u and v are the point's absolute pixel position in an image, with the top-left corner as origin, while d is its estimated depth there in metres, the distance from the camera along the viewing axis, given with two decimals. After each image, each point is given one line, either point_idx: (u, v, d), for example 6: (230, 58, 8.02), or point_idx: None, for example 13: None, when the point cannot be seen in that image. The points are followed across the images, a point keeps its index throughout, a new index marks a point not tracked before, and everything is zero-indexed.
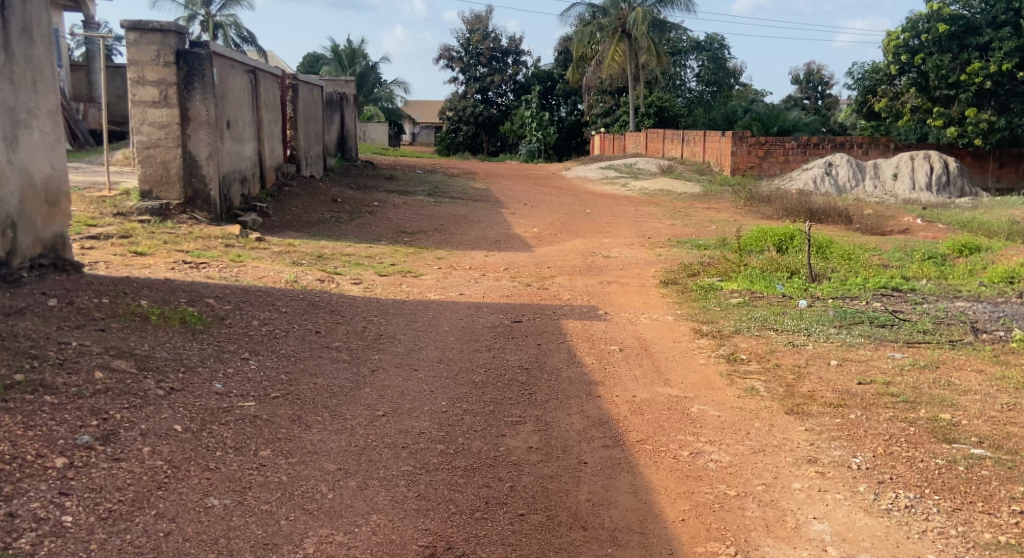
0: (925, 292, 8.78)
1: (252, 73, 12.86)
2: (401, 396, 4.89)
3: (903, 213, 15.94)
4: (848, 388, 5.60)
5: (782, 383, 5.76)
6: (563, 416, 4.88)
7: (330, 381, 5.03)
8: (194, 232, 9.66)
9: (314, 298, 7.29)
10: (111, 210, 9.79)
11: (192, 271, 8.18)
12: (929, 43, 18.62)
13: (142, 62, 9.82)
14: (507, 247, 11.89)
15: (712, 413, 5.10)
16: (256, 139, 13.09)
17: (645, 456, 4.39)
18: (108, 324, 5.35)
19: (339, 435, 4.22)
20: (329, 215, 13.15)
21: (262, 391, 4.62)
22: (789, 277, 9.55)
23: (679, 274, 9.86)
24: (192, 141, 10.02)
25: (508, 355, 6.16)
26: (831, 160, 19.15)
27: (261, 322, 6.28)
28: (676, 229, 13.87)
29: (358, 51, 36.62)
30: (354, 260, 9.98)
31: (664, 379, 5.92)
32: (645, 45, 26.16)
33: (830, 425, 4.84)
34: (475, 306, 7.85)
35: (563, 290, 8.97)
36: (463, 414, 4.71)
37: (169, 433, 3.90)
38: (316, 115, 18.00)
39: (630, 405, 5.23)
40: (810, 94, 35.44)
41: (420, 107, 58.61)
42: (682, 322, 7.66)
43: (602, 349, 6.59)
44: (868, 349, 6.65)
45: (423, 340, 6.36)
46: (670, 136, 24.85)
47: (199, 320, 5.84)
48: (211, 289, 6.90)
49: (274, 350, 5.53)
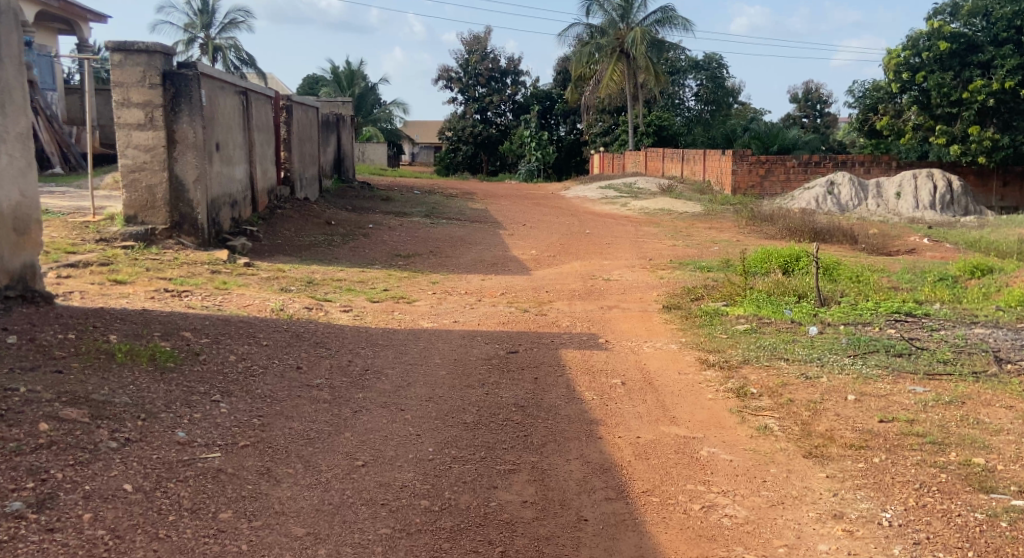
0: (940, 317, 8.37)
1: (243, 94, 12.52)
2: (384, 442, 4.47)
3: (909, 233, 15.55)
4: (868, 426, 5.18)
5: (797, 421, 5.35)
6: (562, 463, 4.46)
7: (308, 425, 4.61)
8: (179, 259, 9.26)
9: (298, 329, 6.87)
10: (93, 235, 9.40)
11: (172, 300, 7.78)
12: (930, 61, 18.31)
13: (127, 84, 9.47)
14: (505, 270, 11.49)
15: (724, 457, 4.70)
16: (247, 161, 12.72)
17: (652, 511, 3.97)
18: (67, 366, 4.94)
19: (310, 492, 3.80)
20: (322, 239, 12.77)
21: (230, 439, 4.20)
22: (798, 301, 9.13)
23: (683, 298, 9.46)
24: (178, 164, 9.65)
25: (502, 391, 5.73)
26: (834, 178, 18.78)
27: (238, 357, 5.85)
28: (677, 250, 13.48)
29: (357, 72, 36.39)
30: (345, 285, 9.59)
31: (671, 417, 5.50)
32: (644, 64, 25.89)
33: (853, 470, 4.43)
34: (469, 334, 7.44)
35: (562, 316, 8.55)
36: (451, 461, 4.29)
37: (116, 495, 3.48)
38: (311, 138, 17.64)
39: (634, 448, 4.81)
40: (808, 113, 35.21)
41: (419, 127, 58.40)
42: (688, 351, 7.25)
43: (603, 383, 6.17)
44: (886, 382, 6.23)
45: (412, 375, 5.94)
46: (669, 155, 24.50)
47: (171, 357, 5.44)
48: (189, 320, 6.48)
49: (248, 390, 5.11)
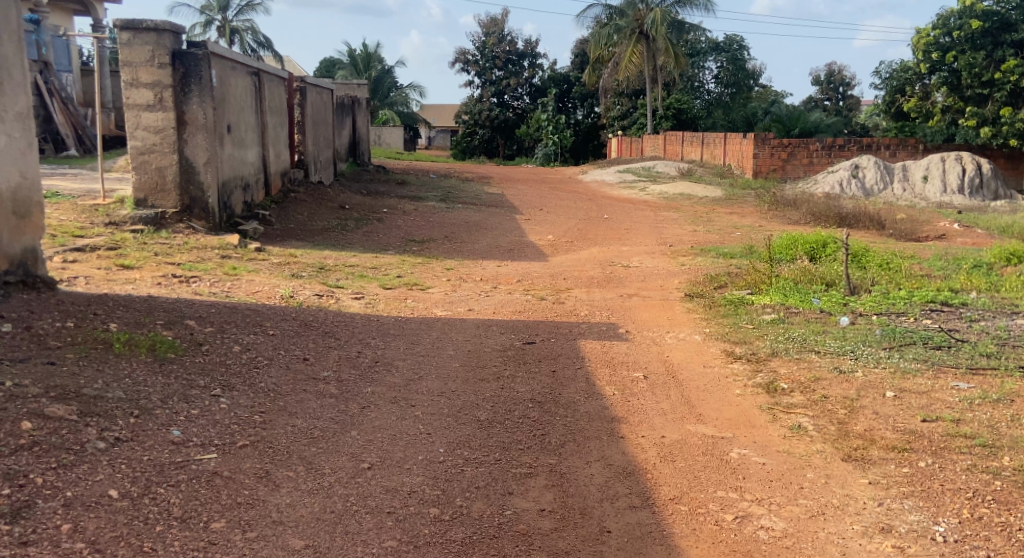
0: (978, 307, 8.02)
1: (256, 75, 12.22)
2: (392, 441, 4.21)
3: (938, 217, 15.13)
4: (910, 426, 4.99)
5: (832, 420, 5.14)
6: (582, 466, 4.19)
7: (313, 423, 4.34)
8: (190, 243, 9.02)
9: (307, 317, 6.60)
10: (103, 219, 9.16)
11: (179, 286, 7.53)
12: (962, 40, 17.82)
13: (135, 63, 9.18)
14: (521, 256, 11.21)
15: (756, 461, 4.48)
16: (259, 143, 12.44)
17: (681, 521, 3.72)
18: (61, 356, 4.67)
19: (310, 498, 3.53)
20: (335, 223, 12.50)
21: (228, 439, 3.93)
22: (826, 289, 8.78)
23: (706, 285, 9.14)
24: (188, 146, 9.38)
25: (519, 385, 5.45)
26: (858, 162, 18.35)
27: (243, 348, 5.58)
28: (698, 235, 13.14)
29: (373, 55, 36.05)
30: (358, 271, 9.34)
31: (697, 414, 5.23)
32: (663, 46, 25.45)
33: (897, 477, 4.23)
34: (484, 324, 7.15)
35: (580, 305, 8.24)
36: (464, 464, 4.02)
37: (100, 502, 3.23)
38: (326, 120, 17.36)
39: (659, 450, 4.57)
40: (830, 96, 34.64)
41: (434, 111, 58.01)
42: (713, 342, 6.94)
43: (624, 377, 5.88)
44: (926, 377, 5.97)
45: (424, 368, 5.67)
46: (689, 139, 24.08)
47: (172, 347, 5.16)
48: (194, 307, 6.22)
49: (251, 384, 4.83)
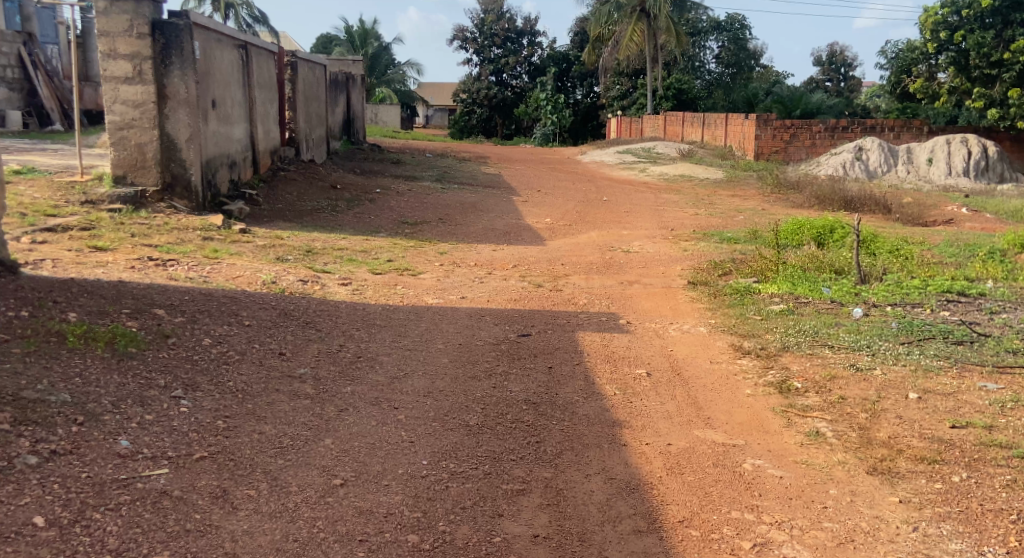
0: (998, 297, 7.60)
1: (243, 48, 11.69)
2: (370, 451, 3.81)
3: (946, 202, 14.68)
4: (938, 434, 4.62)
5: (853, 425, 4.75)
6: (580, 480, 3.83)
7: (283, 430, 3.91)
8: (170, 223, 8.54)
9: (287, 306, 6.13)
10: (79, 197, 8.61)
11: (155, 270, 7.04)
12: (971, 19, 17.36)
13: (113, 34, 8.66)
14: (518, 239, 10.77)
15: (773, 473, 4.07)
16: (247, 120, 11.96)
17: (692, 549, 3.43)
18: (4, 351, 4.15)
19: (272, 523, 3.19)
20: (325, 203, 12.03)
21: (184, 450, 3.49)
22: (836, 278, 8.34)
23: (710, 273, 8.70)
24: (170, 122, 8.90)
25: (512, 384, 5.04)
26: (862, 143, 17.86)
27: (215, 341, 5.12)
28: (700, 218, 12.71)
29: (370, 32, 35.40)
30: (347, 255, 8.90)
31: (705, 418, 4.80)
32: (665, 25, 24.89)
33: (930, 494, 3.88)
34: (476, 314, 6.71)
35: (579, 293, 7.80)
36: (448, 479, 3.65)
37: (21, 532, 2.90)
38: (319, 97, 16.87)
39: (665, 460, 4.16)
40: (832, 76, 34.13)
41: (433, 90, 57.38)
42: (719, 336, 6.51)
43: (626, 374, 5.45)
44: (951, 377, 5.58)
45: (410, 364, 5.24)
46: (689, 119, 23.54)
47: (133, 340, 4.62)
48: (167, 294, 5.73)
49: (218, 383, 4.38)
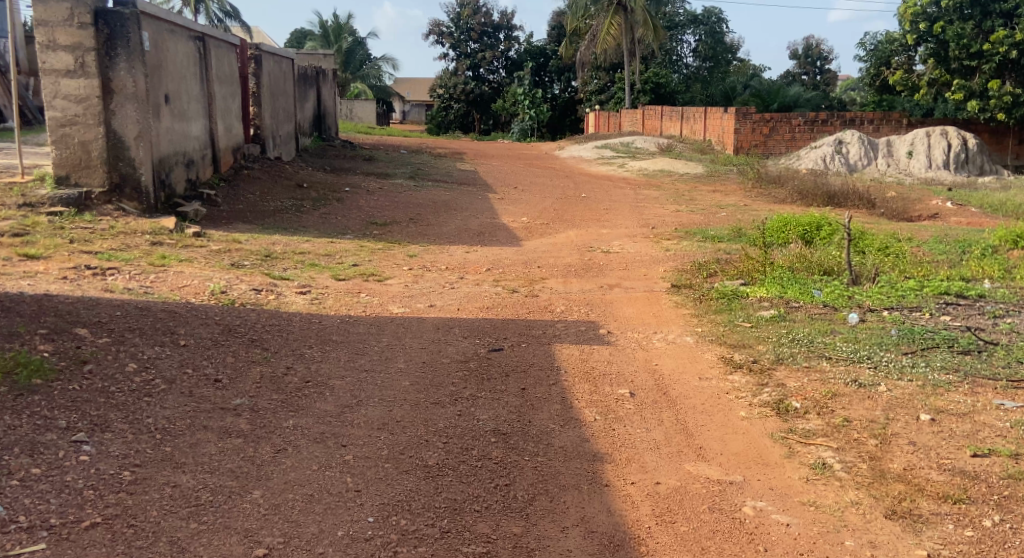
0: (997, 299, 7.09)
1: (199, 39, 10.99)
2: (308, 507, 3.36)
3: (930, 196, 14.21)
4: (959, 464, 4.08)
5: (863, 454, 4.20)
6: (555, 535, 3.39)
7: (203, 480, 3.41)
8: (116, 227, 7.87)
9: (232, 322, 5.45)
10: (16, 199, 7.90)
11: (91, 280, 6.38)
12: (950, 10, 16.87)
13: (52, 23, 7.97)
14: (492, 240, 10.18)
15: (779, 520, 3.56)
16: (205, 116, 11.28)
17: None
18: None
19: None
20: (289, 204, 11.37)
21: (73, 515, 3.11)
22: (826, 279, 7.79)
23: (694, 275, 8.16)
24: (116, 118, 8.21)
25: (480, 412, 4.44)
26: (842, 136, 17.39)
27: (141, 367, 4.49)
28: (682, 216, 12.16)
29: (344, 26, 34.54)
30: (308, 260, 8.27)
31: (698, 448, 4.24)
32: (642, 18, 24.30)
33: (962, 545, 3.43)
34: (443, 325, 6.11)
35: (556, 298, 7.23)
36: (398, 543, 3.23)
37: None
38: (287, 91, 16.15)
39: (654, 505, 3.63)
40: (807, 70, 33.73)
41: (409, 85, 56.66)
42: (708, 347, 5.94)
43: (609, 396, 4.86)
44: (963, 394, 5.03)
45: (365, 391, 4.62)
46: (668, 113, 22.98)
47: (40, 369, 3.89)
48: (94, 309, 5.03)
49: (134, 421, 3.75)
